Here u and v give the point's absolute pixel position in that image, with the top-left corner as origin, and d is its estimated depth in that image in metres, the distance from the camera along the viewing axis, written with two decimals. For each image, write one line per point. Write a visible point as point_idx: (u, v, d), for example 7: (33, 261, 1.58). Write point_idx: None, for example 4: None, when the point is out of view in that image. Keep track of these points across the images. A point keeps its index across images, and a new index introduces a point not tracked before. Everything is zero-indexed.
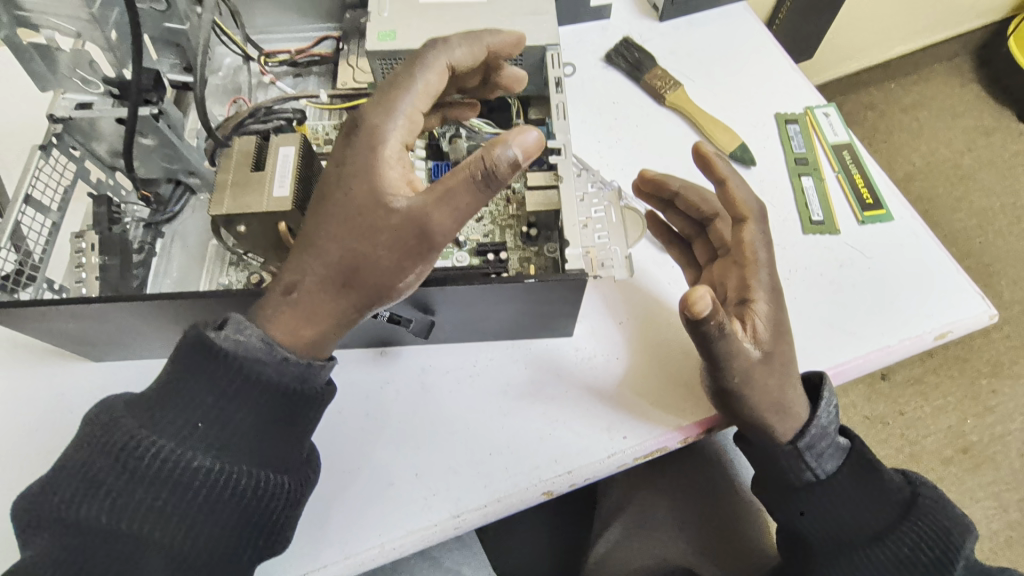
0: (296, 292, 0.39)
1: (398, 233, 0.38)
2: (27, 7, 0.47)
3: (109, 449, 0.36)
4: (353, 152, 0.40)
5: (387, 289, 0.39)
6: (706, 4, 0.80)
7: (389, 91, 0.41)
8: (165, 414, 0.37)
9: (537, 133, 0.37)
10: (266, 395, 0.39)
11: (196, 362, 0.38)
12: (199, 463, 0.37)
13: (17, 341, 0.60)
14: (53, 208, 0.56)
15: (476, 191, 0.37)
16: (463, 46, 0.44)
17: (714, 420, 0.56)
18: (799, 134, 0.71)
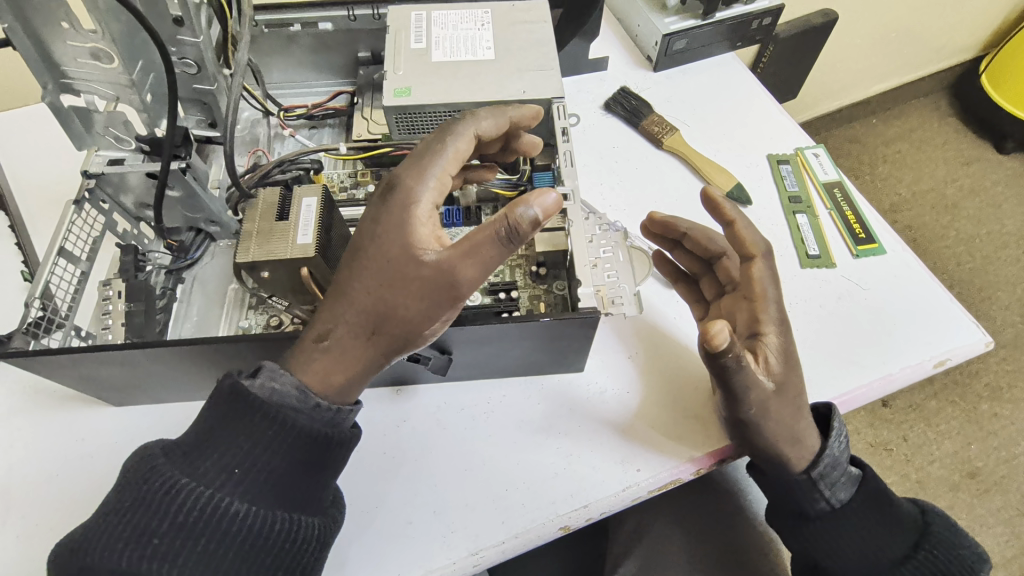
0: (328, 339, 0.42)
1: (425, 285, 0.40)
2: (72, 75, 0.50)
3: (148, 496, 0.37)
4: (387, 209, 0.43)
5: (412, 336, 0.42)
6: (696, 55, 0.85)
7: (422, 155, 0.45)
8: (202, 460, 0.39)
9: (556, 195, 0.39)
10: (298, 440, 0.41)
11: (233, 410, 0.40)
12: (235, 508, 0.38)
13: (39, 388, 0.61)
14: (83, 258, 0.58)
15: (498, 246, 0.39)
16: (490, 117, 0.47)
17: (726, 451, 0.57)
18: (791, 174, 0.75)
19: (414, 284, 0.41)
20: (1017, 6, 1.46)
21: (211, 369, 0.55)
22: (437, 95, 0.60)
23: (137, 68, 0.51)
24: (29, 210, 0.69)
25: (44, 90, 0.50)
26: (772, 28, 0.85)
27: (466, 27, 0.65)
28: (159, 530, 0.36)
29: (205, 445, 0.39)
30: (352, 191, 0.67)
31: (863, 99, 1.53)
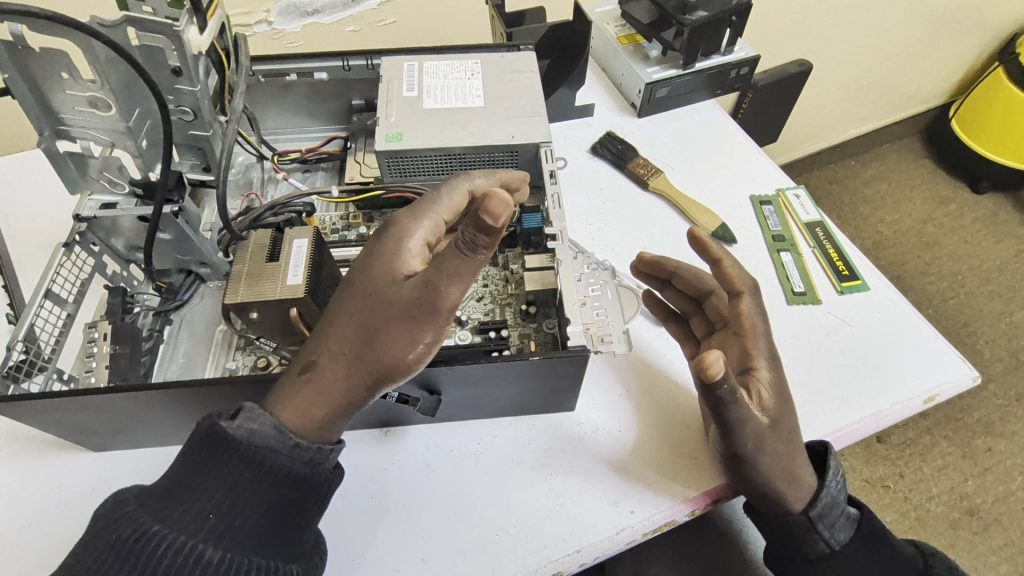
0: (310, 372, 0.42)
1: (405, 312, 0.41)
2: (69, 122, 0.51)
3: (115, 547, 0.35)
4: (376, 247, 0.44)
5: (394, 366, 0.42)
6: (678, 103, 0.89)
7: (417, 201, 0.46)
8: (176, 506, 0.37)
9: (504, 195, 0.36)
10: (277, 481, 0.40)
11: (211, 452, 0.39)
12: (210, 554, 0.36)
13: (16, 433, 0.59)
14: (70, 300, 0.58)
15: (464, 259, 0.38)
16: (483, 175, 0.49)
17: (721, 491, 0.56)
18: (773, 214, 0.77)
19: (396, 311, 0.41)
20: (982, 56, 1.53)
21: (195, 412, 0.54)
22: (428, 139, 0.62)
23: (133, 115, 0.53)
24: (19, 253, 0.69)
25: (40, 136, 0.51)
26: (750, 76, 0.89)
27: (457, 76, 0.68)
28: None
29: (180, 490, 0.38)
30: (342, 232, 0.68)
31: (841, 142, 1.59)
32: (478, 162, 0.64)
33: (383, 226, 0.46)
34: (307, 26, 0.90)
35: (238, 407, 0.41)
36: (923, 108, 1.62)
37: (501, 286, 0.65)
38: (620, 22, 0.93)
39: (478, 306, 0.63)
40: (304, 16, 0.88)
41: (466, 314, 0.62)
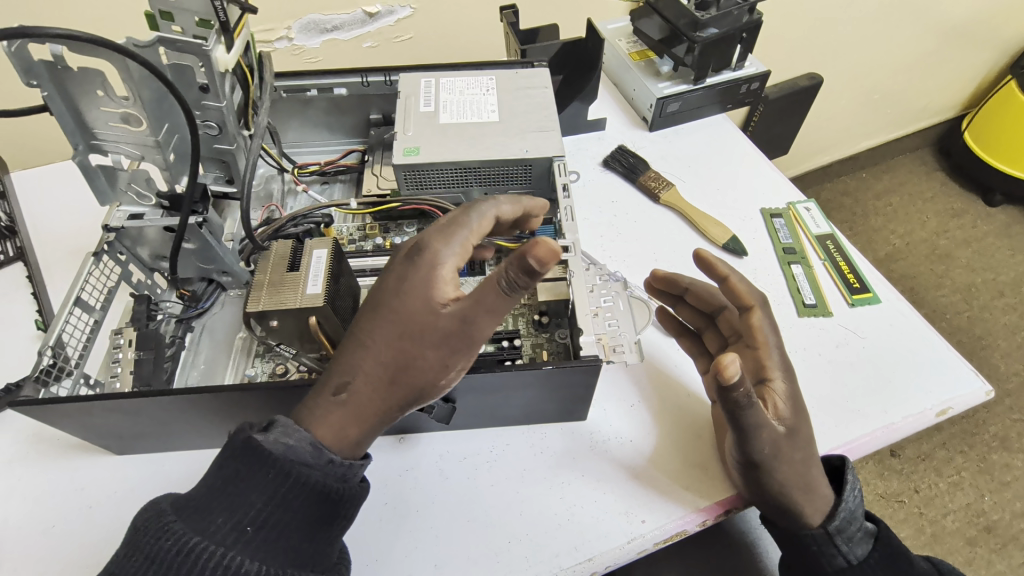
0: (344, 394, 0.43)
1: (443, 341, 0.42)
2: (103, 137, 0.54)
3: (157, 557, 0.36)
4: (407, 271, 0.44)
5: (429, 388, 0.43)
6: (689, 117, 0.90)
7: (446, 223, 0.46)
8: (213, 518, 0.38)
9: (554, 244, 0.37)
10: (310, 497, 0.40)
11: (245, 466, 0.39)
12: (246, 568, 0.37)
13: (43, 436, 0.61)
14: (97, 307, 0.60)
15: (505, 298, 0.40)
16: (508, 202, 0.49)
17: (733, 501, 0.57)
18: (784, 227, 0.78)
19: (433, 340, 0.42)
20: (994, 69, 1.53)
21: (217, 419, 0.55)
22: (444, 153, 0.64)
23: (163, 130, 0.55)
24: (50, 263, 0.72)
25: (74, 149, 0.53)
26: (761, 91, 0.90)
27: (472, 92, 0.70)
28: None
29: (217, 501, 0.38)
30: (360, 243, 0.70)
31: (852, 154, 1.59)
32: (493, 175, 0.65)
33: (412, 246, 0.45)
34: (327, 42, 0.92)
35: (272, 418, 0.41)
36: (935, 121, 1.62)
37: None
38: (632, 39, 0.95)
39: None
40: (324, 33, 0.91)
41: None
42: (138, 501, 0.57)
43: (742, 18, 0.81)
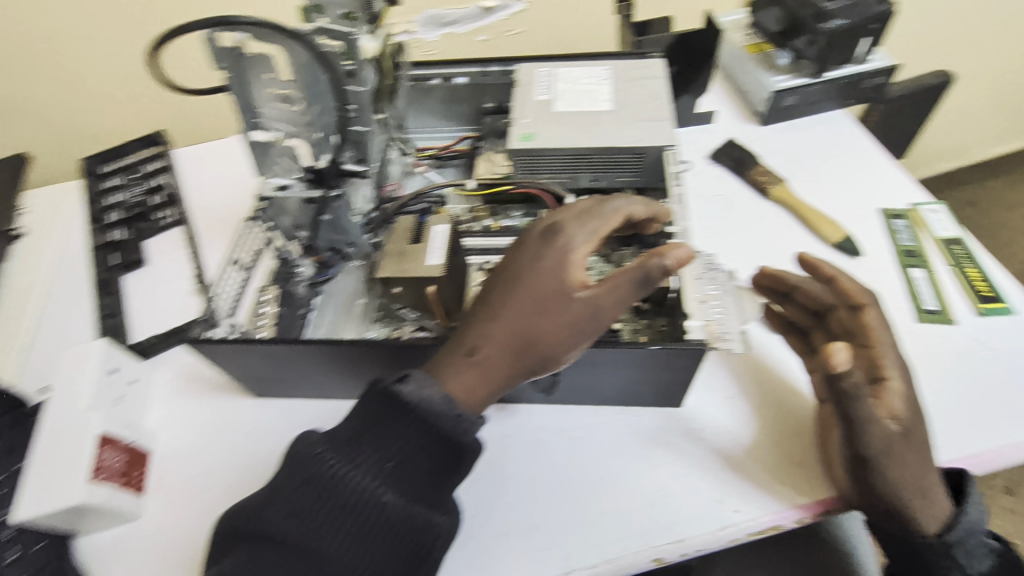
0: (477, 355, 0.46)
1: (576, 318, 0.45)
2: (264, 116, 0.61)
3: (316, 477, 0.43)
4: (546, 249, 0.47)
5: (552, 360, 0.46)
6: (804, 111, 0.88)
7: (584, 211, 0.50)
8: (358, 452, 0.43)
9: (689, 250, 0.45)
10: (439, 443, 0.44)
11: (387, 409, 0.44)
12: (385, 497, 0.42)
13: (197, 375, 0.71)
14: (248, 266, 0.69)
15: (639, 290, 0.45)
16: (641, 203, 0.54)
17: (833, 502, 0.55)
18: (905, 229, 0.74)
19: (567, 315, 0.45)
20: None
21: (343, 371, 0.62)
22: (559, 140, 0.67)
23: (314, 110, 0.61)
24: (209, 228, 0.83)
25: (242, 125, 0.61)
26: (886, 86, 0.86)
27: (588, 82, 0.73)
28: (325, 507, 0.42)
29: (362, 437, 0.44)
30: (470, 223, 0.74)
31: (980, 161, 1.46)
32: (604, 162, 0.68)
33: (551, 226, 0.48)
34: (444, 36, 0.98)
35: (407, 373, 0.45)
36: None
37: None
38: (748, 31, 0.93)
39: None
40: (444, 27, 0.97)
41: None
42: (274, 437, 0.65)
43: (873, 7, 0.78)
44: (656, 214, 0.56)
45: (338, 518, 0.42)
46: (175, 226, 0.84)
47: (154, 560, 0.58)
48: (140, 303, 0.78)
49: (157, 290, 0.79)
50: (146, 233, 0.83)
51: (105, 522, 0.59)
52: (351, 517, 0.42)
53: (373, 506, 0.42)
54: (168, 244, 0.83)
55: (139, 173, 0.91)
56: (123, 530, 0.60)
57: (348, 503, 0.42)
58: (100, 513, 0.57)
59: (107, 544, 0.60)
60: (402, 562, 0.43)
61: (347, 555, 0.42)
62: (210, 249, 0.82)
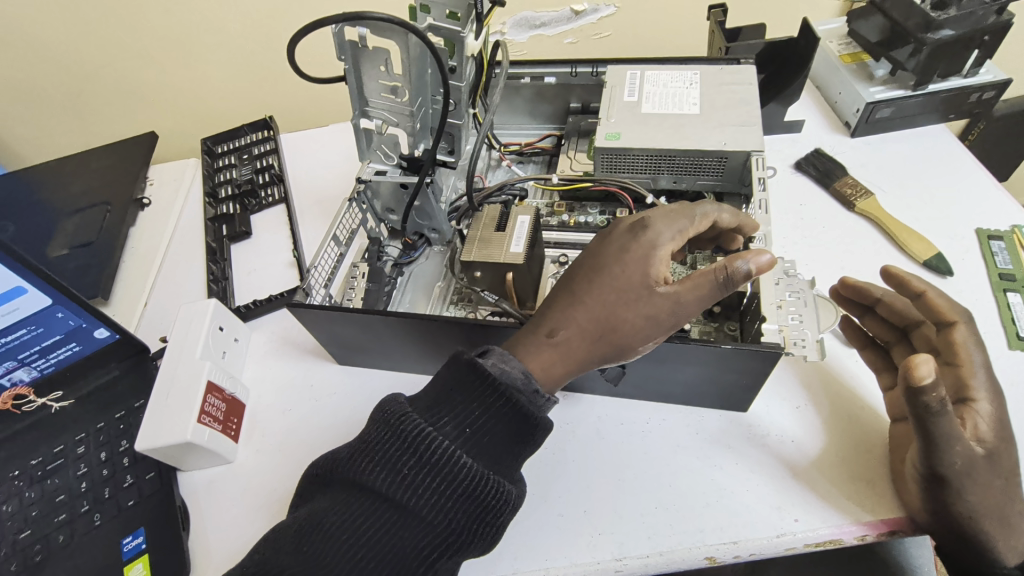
0: (556, 337, 0.50)
1: (652, 310, 0.48)
2: (372, 105, 0.67)
3: (402, 433, 0.45)
4: (631, 245, 0.51)
5: (626, 349, 0.49)
6: (899, 125, 0.85)
7: (671, 213, 0.53)
8: (442, 415, 0.47)
9: (771, 256, 0.46)
10: (516, 416, 0.47)
11: (471, 379, 0.47)
12: (463, 459, 0.45)
13: (287, 339, 0.78)
14: (343, 242, 0.74)
15: (717, 290, 0.47)
16: (728, 211, 0.56)
17: (900, 524, 0.54)
18: (1004, 251, 0.70)
19: (643, 307, 0.48)
20: None
21: (422, 345, 0.66)
22: (644, 141, 0.69)
23: (417, 103, 0.66)
24: (310, 207, 0.91)
25: (352, 113, 0.67)
26: (995, 101, 0.82)
27: (677, 86, 0.74)
28: (408, 464, 0.44)
29: (445, 403, 0.47)
30: (547, 217, 0.77)
31: None
32: (686, 165, 0.69)
33: (638, 223, 0.52)
34: (533, 37, 1.01)
35: (489, 350, 0.50)
36: None
37: None
38: (845, 40, 0.91)
39: None
40: (533, 29, 1.00)
41: None
42: (351, 402, 0.71)
43: (988, 19, 0.75)
44: (743, 224, 0.57)
45: (418, 476, 0.44)
46: (278, 204, 0.93)
47: (242, 505, 0.63)
48: (244, 271, 0.86)
49: (259, 260, 0.87)
50: (253, 208, 0.92)
51: (205, 462, 0.66)
52: (431, 476, 0.44)
53: (452, 467, 0.44)
54: (271, 220, 0.91)
55: (249, 154, 1.00)
56: (219, 472, 0.66)
57: (429, 462, 0.44)
58: (203, 452, 0.64)
59: (204, 484, 0.65)
60: (473, 525, 0.45)
61: (424, 512, 0.44)
62: (308, 227, 0.89)
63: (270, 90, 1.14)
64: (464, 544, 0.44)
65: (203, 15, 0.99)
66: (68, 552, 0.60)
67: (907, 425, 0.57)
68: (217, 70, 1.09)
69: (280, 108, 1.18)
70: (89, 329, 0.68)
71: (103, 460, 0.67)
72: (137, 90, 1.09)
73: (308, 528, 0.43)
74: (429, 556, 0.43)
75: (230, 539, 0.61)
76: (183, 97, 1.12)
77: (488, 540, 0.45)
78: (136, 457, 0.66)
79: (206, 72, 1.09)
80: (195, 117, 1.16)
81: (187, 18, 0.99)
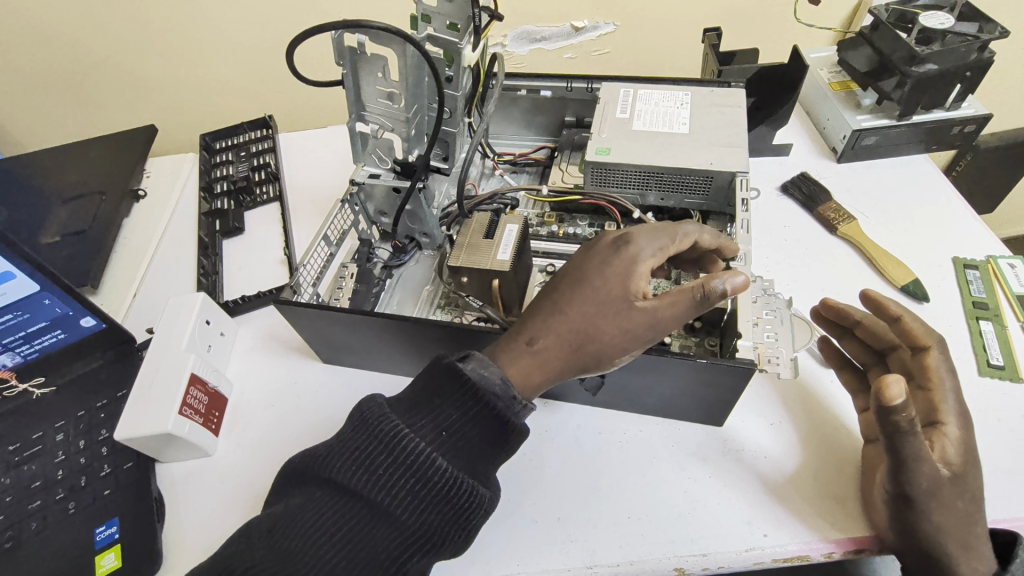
0: (535, 345, 0.51)
1: (629, 324, 0.49)
2: (369, 109, 0.68)
3: (379, 434, 0.46)
4: (614, 259, 0.52)
5: (603, 361, 0.50)
6: (884, 153, 0.87)
7: (654, 230, 0.54)
8: (420, 418, 0.48)
9: (745, 277, 0.48)
10: (492, 420, 0.48)
11: (449, 383, 0.48)
12: (438, 460, 0.45)
13: (273, 336, 0.78)
14: (334, 242, 0.75)
15: (693, 307, 0.48)
16: (711, 232, 0.58)
17: (867, 542, 0.55)
18: (979, 280, 0.73)
19: (621, 320, 0.49)
20: None
21: (405, 346, 0.66)
22: (633, 157, 0.71)
23: (413, 109, 0.67)
24: (304, 206, 0.93)
25: (349, 116, 0.68)
26: (976, 135, 0.85)
27: (668, 105, 0.76)
28: (383, 463, 0.45)
29: (424, 405, 0.48)
30: (537, 227, 0.79)
31: None
32: (674, 182, 0.71)
33: (621, 238, 0.53)
34: (533, 50, 1.03)
35: (468, 354, 0.51)
36: None
37: None
38: (835, 68, 0.94)
39: None
40: (533, 42, 1.02)
41: None
42: (333, 400, 0.71)
43: (970, 56, 0.78)
44: (723, 246, 0.59)
45: (392, 475, 0.45)
46: (273, 202, 0.93)
47: (218, 500, 0.63)
48: (235, 266, 0.86)
49: (250, 256, 0.87)
50: (248, 205, 0.93)
51: (184, 454, 0.66)
52: (404, 475, 0.45)
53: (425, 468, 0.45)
54: (264, 217, 0.92)
55: (247, 151, 1.01)
56: (198, 465, 0.66)
57: (403, 462, 0.45)
58: (182, 444, 0.64)
59: (181, 477, 0.65)
60: (444, 528, 0.45)
61: (396, 511, 0.44)
62: (301, 225, 0.90)
63: (271, 90, 1.15)
64: (433, 545, 0.45)
65: (209, 12, 1.00)
66: (39, 540, 0.60)
67: (878, 447, 0.58)
68: (219, 67, 1.10)
69: (280, 108, 1.19)
70: (75, 317, 0.68)
71: (82, 449, 0.67)
72: (139, 82, 1.10)
73: (282, 522, 0.44)
74: (398, 555, 0.44)
75: (203, 534, 0.61)
76: (183, 91, 1.13)
77: (460, 543, 0.46)
78: (115, 447, 0.67)
79: (207, 68, 1.10)
80: (195, 112, 1.17)
81: (191, 13, 1.00)
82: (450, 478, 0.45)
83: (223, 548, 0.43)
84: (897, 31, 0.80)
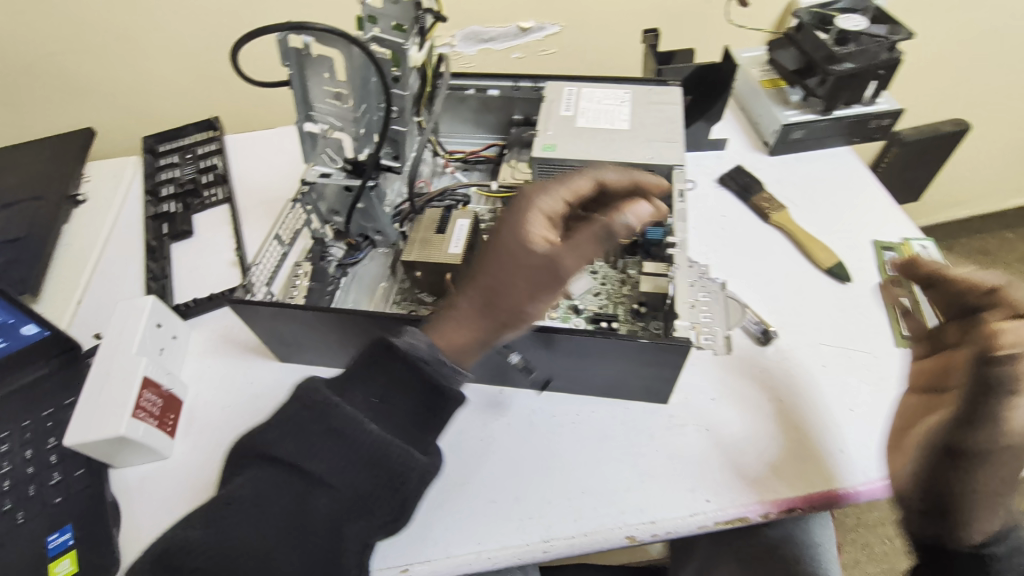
0: (455, 312, 0.52)
1: (533, 266, 0.50)
2: (317, 109, 0.69)
3: (315, 410, 0.47)
4: (512, 215, 0.55)
5: (519, 311, 0.50)
6: (811, 146, 0.94)
7: (550, 184, 0.58)
8: (355, 392, 0.49)
9: (647, 207, 0.55)
10: (425, 389, 0.49)
11: (382, 357, 0.49)
12: (371, 430, 0.47)
13: (227, 338, 0.78)
14: (286, 242, 0.75)
15: (588, 233, 0.50)
16: (614, 170, 0.61)
17: (798, 501, 0.60)
18: (895, 260, 0.79)
19: (525, 265, 0.50)
20: None
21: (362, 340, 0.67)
22: (577, 152, 0.74)
23: (361, 108, 0.68)
24: (254, 207, 0.92)
25: (297, 116, 0.69)
26: (892, 128, 0.92)
27: (610, 103, 0.80)
28: (319, 439, 0.47)
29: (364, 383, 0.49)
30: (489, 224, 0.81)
31: (994, 211, 1.90)
32: None
33: (520, 199, 0.57)
34: (480, 50, 1.05)
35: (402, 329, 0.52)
36: None
37: (616, 287, 0.75)
38: (765, 67, 1.00)
39: (596, 301, 0.73)
40: (480, 43, 1.04)
41: (583, 304, 0.73)
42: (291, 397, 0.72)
43: (881, 55, 0.84)
44: (638, 182, 0.62)
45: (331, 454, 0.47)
46: (222, 204, 0.93)
47: (176, 502, 0.63)
48: (185, 269, 0.85)
49: (200, 259, 0.86)
50: (196, 208, 0.92)
51: (139, 458, 0.65)
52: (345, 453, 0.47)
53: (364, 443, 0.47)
54: (214, 219, 0.91)
55: (193, 154, 0.99)
56: (153, 469, 0.66)
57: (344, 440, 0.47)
58: (137, 448, 0.63)
59: (136, 481, 0.65)
60: (381, 493, 0.47)
61: (335, 484, 0.46)
62: (253, 227, 0.90)
63: (217, 92, 1.13)
64: (376, 514, 0.47)
65: (146, 11, 0.98)
66: None
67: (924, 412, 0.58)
68: (161, 67, 1.08)
69: (227, 109, 1.17)
70: (16, 325, 0.68)
71: (28, 459, 0.65)
72: (74, 84, 1.06)
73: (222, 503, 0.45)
74: (336, 523, 0.46)
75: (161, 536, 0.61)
76: (122, 92, 1.10)
77: (398, 508, 0.48)
78: (64, 454, 0.65)
79: (147, 68, 1.07)
80: (135, 113, 1.14)
81: (128, 12, 0.97)
82: (387, 444, 0.48)
83: (174, 531, 0.44)
84: (819, 33, 0.86)
